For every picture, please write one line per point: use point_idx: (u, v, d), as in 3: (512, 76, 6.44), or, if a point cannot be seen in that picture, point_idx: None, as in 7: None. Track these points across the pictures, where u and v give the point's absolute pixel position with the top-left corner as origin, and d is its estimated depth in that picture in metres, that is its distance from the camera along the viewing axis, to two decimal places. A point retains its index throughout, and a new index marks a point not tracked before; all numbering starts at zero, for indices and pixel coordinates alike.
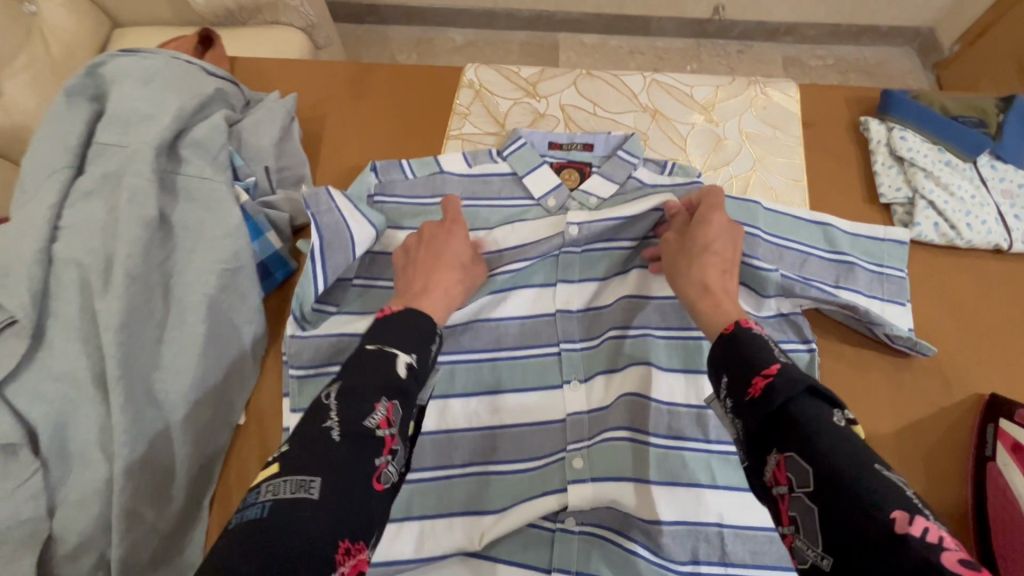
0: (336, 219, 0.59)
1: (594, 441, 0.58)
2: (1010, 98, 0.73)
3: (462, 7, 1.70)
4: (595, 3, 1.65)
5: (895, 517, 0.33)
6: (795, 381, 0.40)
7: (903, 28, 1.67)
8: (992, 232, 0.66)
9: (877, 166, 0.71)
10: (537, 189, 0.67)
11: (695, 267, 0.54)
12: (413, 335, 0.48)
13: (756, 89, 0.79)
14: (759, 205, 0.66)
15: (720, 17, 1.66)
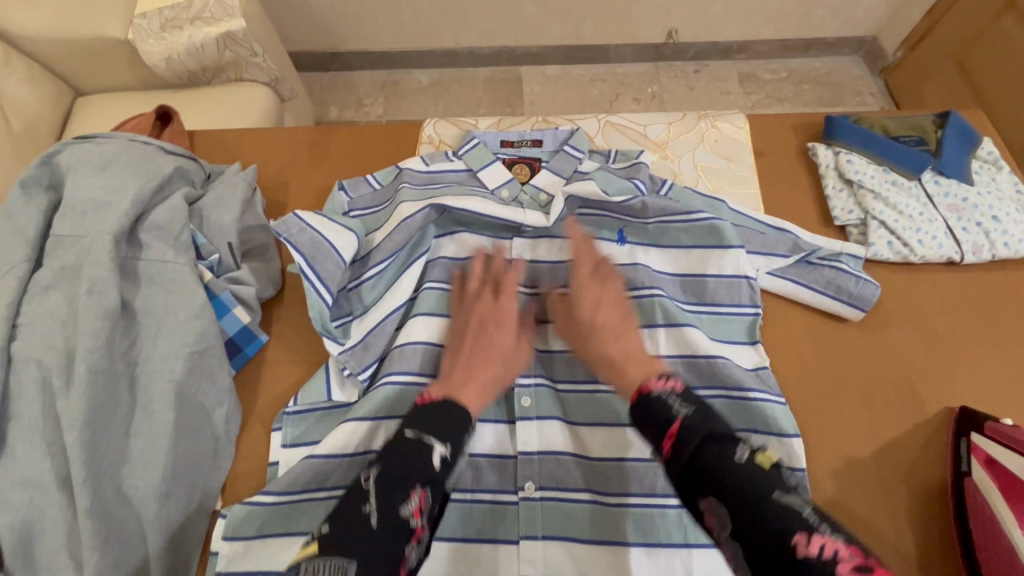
0: (310, 236, 0.63)
1: (541, 420, 0.62)
2: (944, 114, 0.77)
3: (426, 48, 1.73)
4: (554, 36, 1.70)
5: (795, 542, 0.40)
6: (694, 434, 0.47)
7: (848, 38, 1.75)
8: (943, 245, 0.68)
9: (828, 190, 0.74)
10: (491, 182, 0.75)
11: (597, 345, 0.60)
12: (450, 425, 0.51)
13: (707, 123, 0.81)
14: (724, 203, 0.71)
15: (674, 40, 1.72)
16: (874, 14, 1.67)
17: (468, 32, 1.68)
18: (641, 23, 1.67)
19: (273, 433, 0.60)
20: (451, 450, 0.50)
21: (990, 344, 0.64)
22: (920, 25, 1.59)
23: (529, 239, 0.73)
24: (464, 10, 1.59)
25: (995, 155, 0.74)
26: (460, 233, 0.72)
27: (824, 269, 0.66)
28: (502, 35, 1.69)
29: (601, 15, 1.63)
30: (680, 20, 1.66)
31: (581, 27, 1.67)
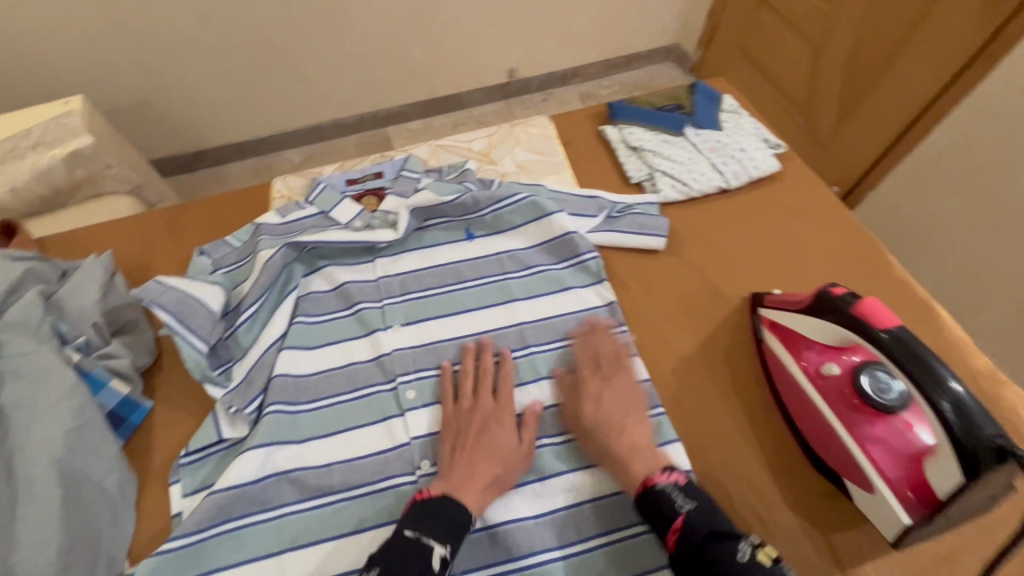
0: (174, 295, 0.68)
1: (427, 404, 0.68)
2: (692, 85, 0.97)
3: (290, 129, 1.82)
4: (409, 95, 1.86)
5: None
6: (695, 533, 0.53)
7: (657, 49, 2.09)
8: (712, 178, 0.86)
9: (621, 158, 0.90)
10: (343, 217, 0.82)
11: (599, 445, 0.62)
12: (448, 526, 0.56)
13: (519, 130, 0.97)
14: (544, 185, 0.84)
15: (516, 78, 1.95)
16: (669, 27, 2.01)
17: (329, 107, 1.79)
18: (482, 69, 1.87)
19: (171, 486, 0.63)
20: (451, 548, 0.55)
21: (767, 244, 0.81)
22: (707, 29, 1.98)
23: (388, 255, 0.81)
24: (317, 89, 1.71)
25: (734, 106, 0.95)
26: (324, 264, 0.79)
27: (629, 216, 0.82)
28: (362, 102, 1.82)
29: (445, 69, 1.82)
30: (515, 61, 1.89)
31: (431, 82, 1.85)
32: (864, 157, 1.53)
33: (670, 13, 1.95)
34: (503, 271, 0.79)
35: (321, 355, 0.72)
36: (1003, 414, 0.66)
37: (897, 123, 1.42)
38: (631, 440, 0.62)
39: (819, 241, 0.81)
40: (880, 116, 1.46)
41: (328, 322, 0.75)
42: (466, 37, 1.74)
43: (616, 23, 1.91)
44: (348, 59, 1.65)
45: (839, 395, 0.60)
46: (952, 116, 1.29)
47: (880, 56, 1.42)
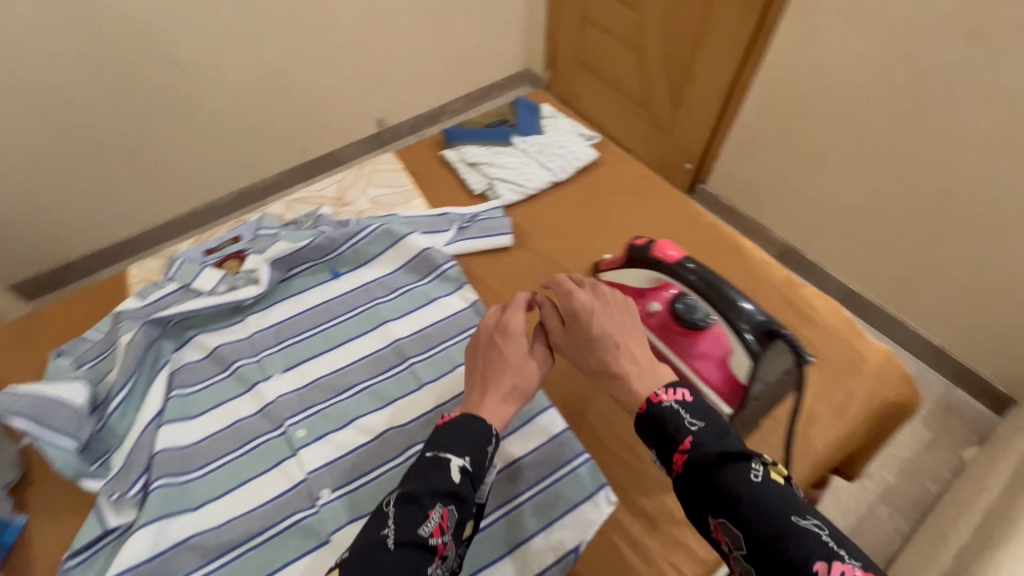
0: (29, 398, 0.67)
1: (319, 437, 0.70)
2: (513, 102, 1.11)
3: (160, 222, 1.74)
4: (284, 162, 1.86)
5: (818, 570, 0.42)
6: (706, 454, 0.51)
7: (510, 78, 2.29)
8: (542, 175, 0.97)
9: (463, 175, 1.00)
10: (206, 285, 0.84)
11: (595, 358, 0.61)
12: (472, 437, 0.56)
13: (367, 169, 1.04)
14: (395, 214, 0.91)
15: (387, 126, 2.03)
16: (514, 56, 2.22)
17: (200, 186, 1.73)
18: (353, 126, 1.94)
19: None
20: (470, 459, 0.55)
21: (599, 220, 0.93)
22: (548, 50, 2.21)
23: (259, 310, 0.83)
24: (185, 176, 1.68)
25: (551, 112, 1.09)
26: (194, 334, 0.81)
27: (477, 223, 0.91)
28: (236, 180, 1.80)
29: (315, 131, 1.86)
30: (382, 110, 1.98)
31: (304, 146, 1.87)
32: (700, 137, 1.78)
33: (512, 44, 2.17)
34: (372, 298, 0.84)
35: (204, 420, 0.72)
36: (801, 309, 0.80)
37: (715, 101, 1.66)
38: (625, 349, 0.61)
39: (640, 208, 0.94)
40: (700, 100, 1.70)
41: (207, 388, 0.76)
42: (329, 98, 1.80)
43: (466, 61, 2.07)
44: (211, 138, 1.65)
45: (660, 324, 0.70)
46: (753, 88, 1.56)
47: (685, 50, 1.68)
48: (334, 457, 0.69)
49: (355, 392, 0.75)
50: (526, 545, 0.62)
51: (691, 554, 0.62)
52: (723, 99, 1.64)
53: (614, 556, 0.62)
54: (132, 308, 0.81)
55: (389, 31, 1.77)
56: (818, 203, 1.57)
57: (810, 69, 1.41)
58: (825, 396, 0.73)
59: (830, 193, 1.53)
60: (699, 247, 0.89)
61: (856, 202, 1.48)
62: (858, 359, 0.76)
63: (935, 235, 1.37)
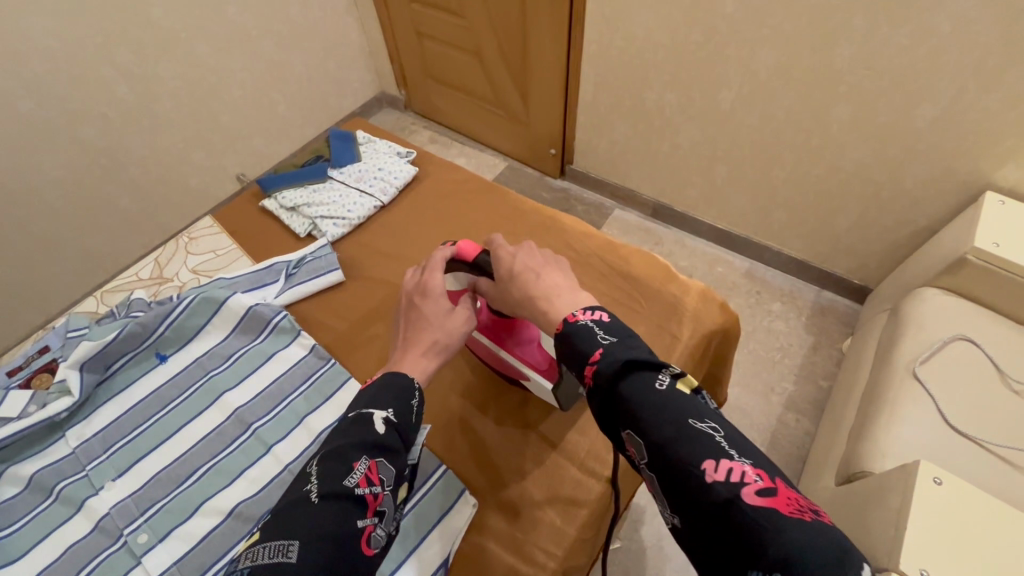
0: None
1: (163, 537, 0.66)
2: (328, 136, 1.10)
3: (17, 339, 1.62)
4: (141, 244, 1.76)
5: (704, 468, 0.42)
6: (613, 362, 0.50)
7: (366, 104, 2.28)
8: (364, 202, 0.97)
9: (285, 221, 0.97)
10: (12, 410, 0.76)
11: (519, 291, 0.62)
12: (395, 393, 0.57)
13: (184, 239, 0.99)
14: (215, 279, 0.88)
15: (247, 181, 1.94)
16: (364, 82, 2.22)
17: (59, 299, 1.65)
18: (207, 189, 1.84)
19: None
20: (394, 411, 0.56)
21: (427, 232, 0.94)
22: (394, 70, 2.19)
23: (79, 421, 0.77)
24: (27, 285, 1.56)
25: (367, 138, 1.09)
26: (5, 468, 0.73)
27: (304, 266, 0.89)
28: (91, 276, 1.69)
29: (165, 204, 1.75)
30: (237, 166, 1.89)
31: (158, 222, 1.75)
32: (555, 123, 1.85)
33: (356, 71, 2.16)
34: (205, 373, 0.80)
35: (28, 561, 0.65)
36: (622, 269, 0.85)
37: (557, 86, 1.73)
38: (544, 283, 0.61)
39: (466, 211, 0.97)
40: (544, 89, 1.77)
41: (26, 523, 0.68)
42: (172, 167, 1.71)
43: (314, 98, 2.04)
44: (40, 240, 1.52)
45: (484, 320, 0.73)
46: (584, 69, 1.64)
47: (517, 46, 1.74)
48: (182, 553, 0.65)
49: (199, 477, 0.71)
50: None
51: (554, 531, 0.64)
52: (563, 84, 1.71)
53: (481, 558, 0.63)
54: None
55: (217, 87, 1.71)
56: (669, 158, 1.69)
57: (625, 41, 1.50)
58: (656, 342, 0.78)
59: (673, 145, 1.65)
60: (525, 234, 0.92)
61: (696, 150, 1.61)
62: (677, 301, 0.81)
63: (767, 162, 1.50)
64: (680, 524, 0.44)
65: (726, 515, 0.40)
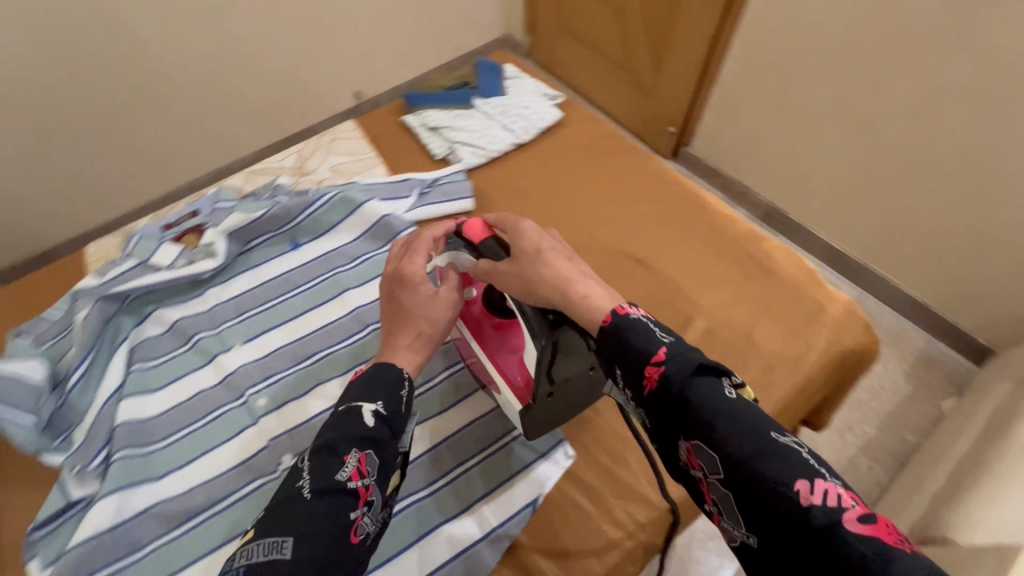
0: None
1: (279, 406, 0.71)
2: (477, 64, 1.08)
3: (142, 202, 1.71)
4: (261, 139, 1.80)
5: (800, 489, 0.38)
6: (684, 365, 0.46)
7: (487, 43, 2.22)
8: (504, 137, 0.95)
9: (424, 139, 0.98)
10: (165, 261, 0.83)
11: (540, 273, 0.57)
12: (382, 386, 0.55)
13: (327, 138, 1.02)
14: (355, 182, 0.90)
15: (364, 99, 1.95)
16: (492, 20, 2.17)
17: (180, 170, 1.70)
18: (328, 99, 1.86)
19: (28, 564, 0.61)
20: (384, 404, 0.54)
21: (562, 180, 0.92)
22: (527, 13, 2.12)
23: (218, 283, 0.82)
24: (160, 155, 1.64)
25: (516, 72, 1.06)
26: (153, 309, 0.80)
27: (437, 188, 0.90)
28: (213, 158, 1.74)
29: (289, 105, 1.79)
30: (358, 82, 1.90)
31: (279, 121, 1.80)
32: (682, 103, 1.74)
33: (490, 7, 2.11)
34: (331, 267, 0.84)
35: (165, 393, 0.73)
36: (762, 262, 0.80)
37: (697, 62, 1.61)
38: (557, 272, 0.56)
39: (604, 168, 0.93)
40: (680, 62, 1.66)
41: (167, 361, 0.76)
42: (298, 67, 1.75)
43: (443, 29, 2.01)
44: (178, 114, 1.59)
45: (472, 314, 0.68)
46: (734, 47, 1.51)
47: (665, 12, 1.63)
48: (294, 425, 0.69)
49: (315, 361, 0.75)
50: (484, 499, 0.64)
51: (643, 501, 0.64)
52: (704, 61, 1.59)
53: (571, 506, 0.64)
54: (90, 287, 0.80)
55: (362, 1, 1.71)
56: (805, 163, 1.53)
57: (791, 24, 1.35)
58: (787, 347, 0.73)
59: (817, 151, 1.48)
60: (664, 205, 0.88)
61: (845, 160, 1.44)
62: (818, 309, 0.75)
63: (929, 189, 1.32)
64: (761, 543, 0.40)
65: (829, 544, 0.36)
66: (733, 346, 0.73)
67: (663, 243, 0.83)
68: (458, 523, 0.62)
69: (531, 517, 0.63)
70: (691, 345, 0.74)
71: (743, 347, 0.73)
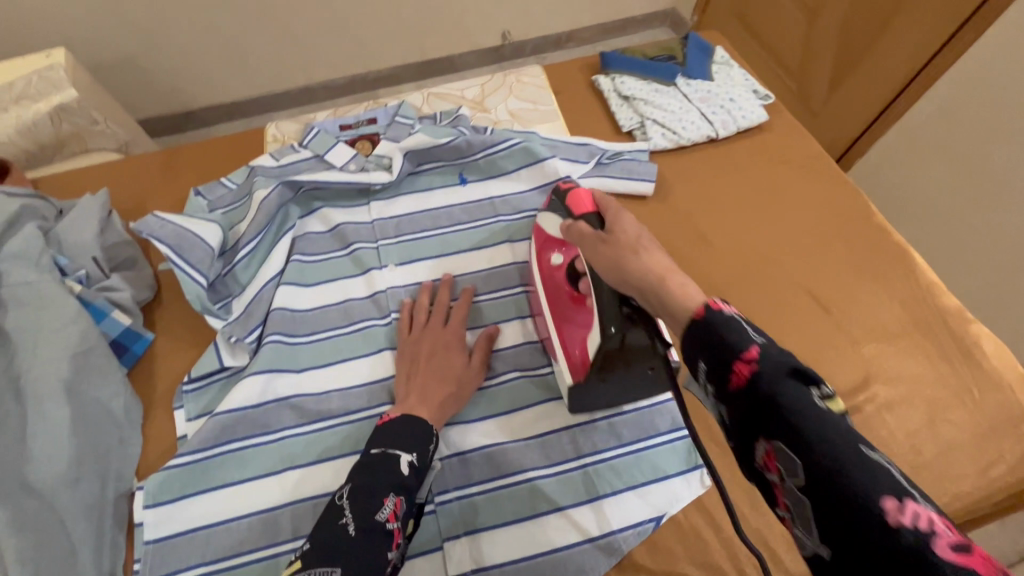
0: (173, 228, 0.69)
1: None
2: (686, 37, 0.98)
3: (278, 89, 1.67)
4: (401, 56, 1.69)
5: (886, 508, 0.31)
6: (775, 361, 0.37)
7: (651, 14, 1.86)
8: (701, 127, 0.87)
9: (613, 107, 0.91)
10: (337, 161, 0.83)
11: (629, 261, 0.49)
12: (416, 436, 0.57)
13: (512, 79, 0.97)
14: (536, 133, 0.86)
15: (510, 41, 1.76)
16: None
17: (320, 66, 1.63)
18: (476, 31, 1.70)
19: (176, 412, 0.66)
20: (417, 456, 0.56)
21: (751, 191, 0.84)
22: None
23: (383, 197, 0.82)
24: (307, 49, 1.57)
25: (726, 58, 0.95)
26: (321, 206, 0.81)
27: (619, 162, 0.84)
28: (353, 64, 1.66)
29: (437, 29, 1.65)
30: (509, 22, 1.71)
31: (424, 43, 1.68)
32: (851, 130, 1.43)
33: None
34: (495, 214, 0.82)
35: (317, 291, 0.75)
36: (964, 346, 0.71)
37: (890, 88, 1.29)
38: (647, 266, 0.48)
39: (802, 189, 0.84)
40: (867, 82, 1.34)
41: (324, 261, 0.77)
42: None
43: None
44: (336, 18, 1.50)
45: (554, 280, 0.66)
46: (940, 83, 1.20)
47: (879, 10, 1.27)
48: None
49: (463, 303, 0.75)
50: (606, 497, 0.62)
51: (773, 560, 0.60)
52: (897, 89, 1.28)
53: (694, 536, 0.61)
54: (268, 166, 0.81)
55: None
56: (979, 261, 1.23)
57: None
58: (973, 448, 0.65)
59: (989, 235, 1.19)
60: (860, 249, 0.79)
61: None
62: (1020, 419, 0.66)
63: None
64: (838, 560, 0.33)
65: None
66: (909, 428, 0.66)
67: (853, 292, 0.75)
68: (576, 512, 0.62)
69: (649, 533, 0.61)
70: (863, 415, 0.67)
71: (921, 433, 0.66)
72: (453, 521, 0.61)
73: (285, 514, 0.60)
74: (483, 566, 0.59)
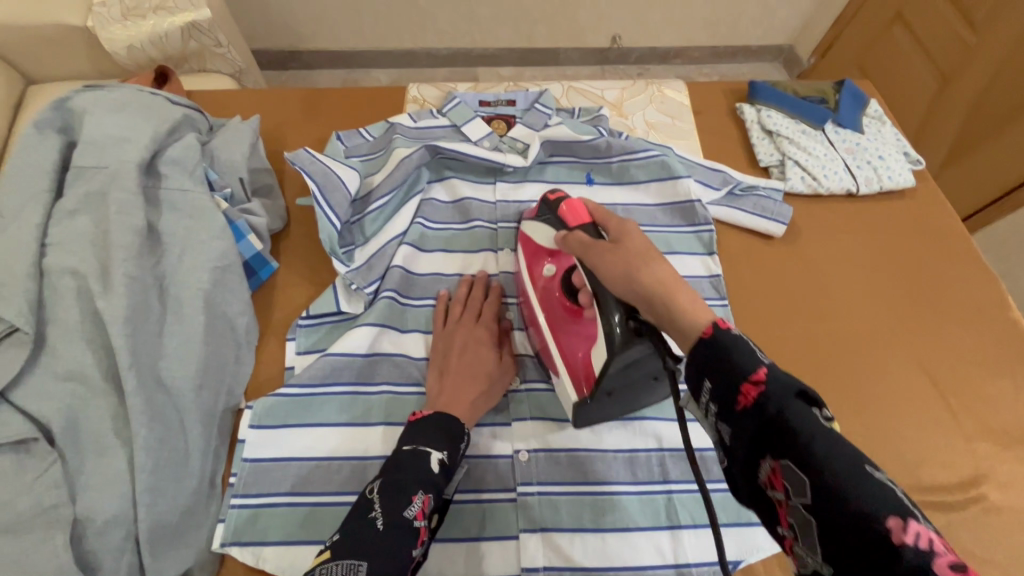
0: (321, 167, 0.71)
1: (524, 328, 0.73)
2: (841, 81, 0.93)
3: (384, 48, 1.69)
4: (506, 39, 1.68)
5: (889, 526, 0.31)
6: (785, 385, 0.38)
7: (768, 47, 1.77)
8: (843, 179, 0.84)
9: (754, 139, 0.89)
10: (473, 135, 0.83)
11: (639, 277, 0.48)
12: (446, 434, 0.56)
13: (653, 88, 0.96)
14: (673, 149, 0.84)
15: (618, 45, 1.72)
16: (790, 23, 1.69)
17: (428, 33, 1.64)
18: (589, 31, 1.67)
19: (288, 342, 0.68)
20: (447, 456, 0.55)
21: (888, 256, 0.81)
22: (829, 33, 1.64)
23: (510, 180, 0.82)
24: (423, 15, 1.58)
25: (879, 113, 0.91)
26: (450, 176, 0.82)
27: (752, 197, 0.82)
28: (459, 38, 1.67)
29: (548, 17, 1.62)
30: (623, 26, 1.66)
31: (532, 31, 1.66)
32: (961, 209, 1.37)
33: None
34: None
35: (435, 258, 0.76)
36: None
37: (1014, 177, 1.23)
38: (653, 279, 0.47)
39: (941, 265, 0.81)
40: (993, 166, 1.27)
41: (444, 231, 0.79)
42: None
43: (742, 28, 1.70)
44: None
45: (550, 291, 0.63)
46: None
47: None
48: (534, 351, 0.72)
49: None
50: (686, 527, 0.61)
51: None
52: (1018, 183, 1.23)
53: None
54: (408, 126, 0.82)
55: None
56: None
57: None
58: None
59: None
60: (988, 342, 0.75)
61: None
62: None
63: None
64: None
65: None
66: (1018, 539, 0.62)
67: (982, 387, 0.71)
68: (654, 535, 0.61)
69: (722, 574, 0.60)
70: (967, 512, 0.64)
71: None
72: (532, 514, 0.62)
73: (372, 465, 0.61)
74: (554, 565, 0.60)
